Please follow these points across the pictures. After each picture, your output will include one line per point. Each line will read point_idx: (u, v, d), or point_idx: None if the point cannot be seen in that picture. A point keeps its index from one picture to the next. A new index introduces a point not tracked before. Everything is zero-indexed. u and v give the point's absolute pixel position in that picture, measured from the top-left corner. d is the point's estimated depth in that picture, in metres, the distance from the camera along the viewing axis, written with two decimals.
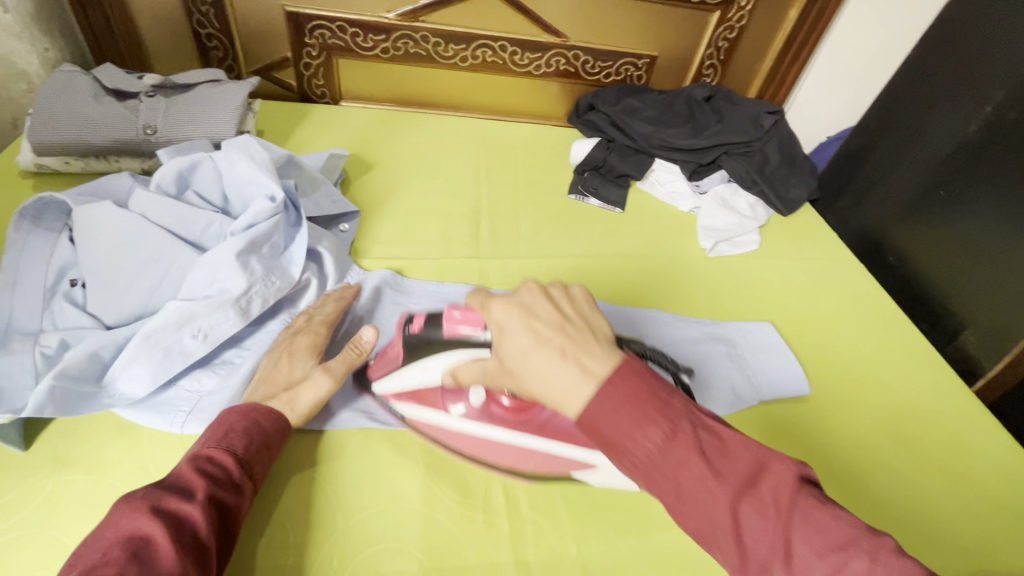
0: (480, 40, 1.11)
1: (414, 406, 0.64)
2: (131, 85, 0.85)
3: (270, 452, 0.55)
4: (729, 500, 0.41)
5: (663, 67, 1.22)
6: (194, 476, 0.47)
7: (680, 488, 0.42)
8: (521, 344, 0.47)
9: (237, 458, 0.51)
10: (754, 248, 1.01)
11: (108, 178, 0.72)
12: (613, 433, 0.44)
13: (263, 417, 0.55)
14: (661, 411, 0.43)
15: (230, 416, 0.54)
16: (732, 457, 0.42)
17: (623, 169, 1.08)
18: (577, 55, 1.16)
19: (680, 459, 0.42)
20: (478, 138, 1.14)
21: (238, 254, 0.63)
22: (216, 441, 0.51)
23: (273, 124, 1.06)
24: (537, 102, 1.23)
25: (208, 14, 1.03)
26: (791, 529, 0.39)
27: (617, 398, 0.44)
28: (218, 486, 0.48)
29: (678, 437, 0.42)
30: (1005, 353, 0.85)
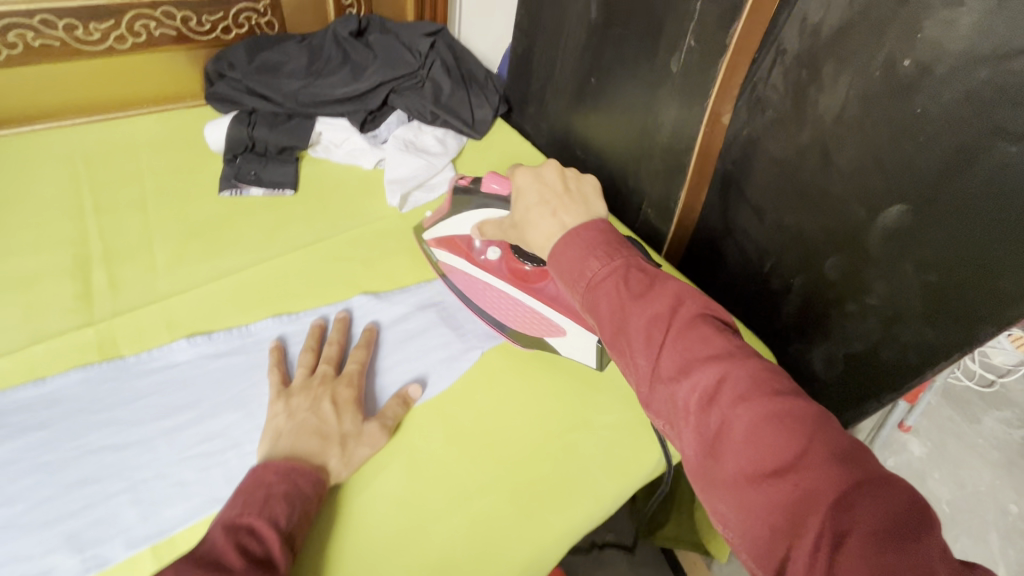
0: (1, 20, 0.79)
1: (447, 251, 0.77)
2: None
3: (310, 517, 0.51)
4: (637, 314, 0.47)
5: (293, 5, 1.02)
6: (231, 552, 0.44)
7: (598, 306, 0.50)
8: (531, 202, 0.61)
9: (279, 530, 0.47)
10: (450, 186, 0.95)
11: None
12: (562, 262, 0.53)
13: (301, 475, 0.52)
14: (601, 249, 0.52)
15: (272, 476, 0.51)
16: (654, 289, 0.49)
17: (281, 141, 0.90)
18: (170, 12, 0.90)
19: (607, 278, 0.50)
20: (73, 156, 0.85)
21: None
22: (257, 508, 0.48)
23: None
24: (150, 84, 0.95)
25: None
26: (680, 341, 0.46)
27: (575, 238, 0.53)
28: (259, 562, 0.45)
29: (608, 268, 0.51)
30: (670, 216, 0.96)
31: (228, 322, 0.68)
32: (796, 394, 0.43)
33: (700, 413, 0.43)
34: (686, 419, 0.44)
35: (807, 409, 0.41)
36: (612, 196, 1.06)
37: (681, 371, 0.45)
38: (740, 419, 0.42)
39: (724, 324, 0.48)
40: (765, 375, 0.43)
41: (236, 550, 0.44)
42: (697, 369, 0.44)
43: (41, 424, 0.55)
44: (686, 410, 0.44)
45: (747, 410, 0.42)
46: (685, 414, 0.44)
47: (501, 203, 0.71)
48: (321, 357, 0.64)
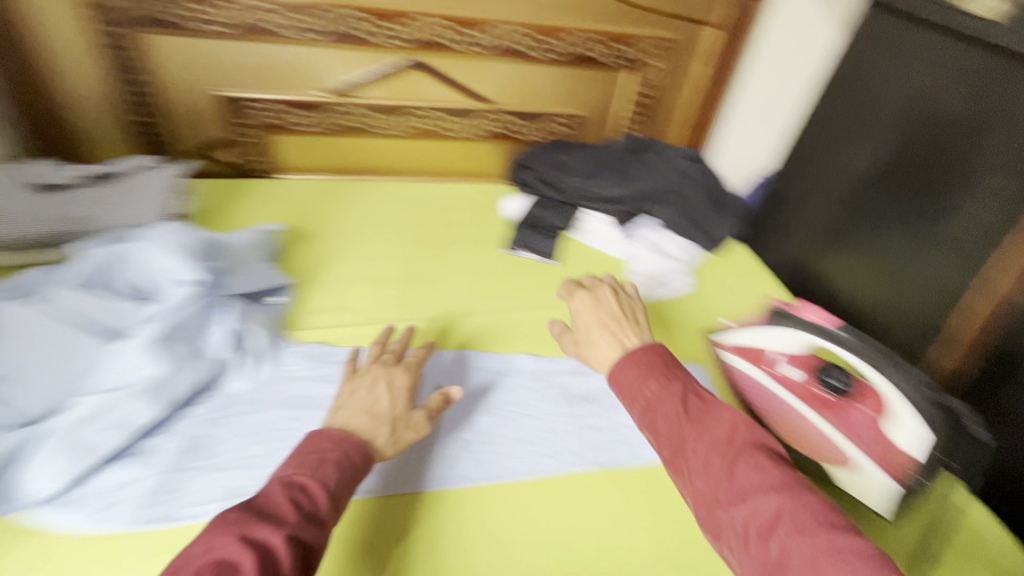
0: (409, 110, 1.15)
1: (738, 357, 0.85)
2: (61, 178, 0.88)
3: (354, 485, 0.55)
4: (694, 436, 0.54)
5: (590, 123, 1.28)
6: (285, 506, 0.48)
7: (659, 426, 0.56)
8: (588, 324, 0.71)
9: (326, 491, 0.51)
10: (684, 291, 1.05)
11: (28, 273, 0.73)
12: (623, 382, 0.60)
13: (348, 446, 0.56)
14: (661, 373, 0.59)
15: (322, 443, 0.55)
16: (711, 413, 0.56)
17: (555, 222, 1.12)
18: (506, 118, 1.22)
19: (663, 401, 0.57)
20: (415, 202, 1.17)
21: (154, 342, 0.65)
22: (310, 469, 0.52)
23: (213, 201, 1.07)
24: (473, 162, 1.29)
25: (147, 102, 1.04)
26: (737, 465, 0.51)
27: (630, 360, 0.61)
28: (306, 517, 0.48)
29: (665, 391, 0.57)
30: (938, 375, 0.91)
31: (493, 348, 0.86)
32: (849, 530, 0.46)
33: (760, 544, 0.47)
34: (744, 545, 0.48)
35: (869, 547, 0.45)
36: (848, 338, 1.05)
37: (733, 494, 0.50)
38: (801, 550, 0.45)
39: (780, 457, 0.53)
40: (818, 508, 0.48)
41: (290, 505, 0.48)
42: (754, 496, 0.49)
43: None
44: (746, 537, 0.48)
45: (806, 542, 0.45)
46: (744, 540, 0.48)
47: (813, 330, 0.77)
48: (384, 349, 0.73)
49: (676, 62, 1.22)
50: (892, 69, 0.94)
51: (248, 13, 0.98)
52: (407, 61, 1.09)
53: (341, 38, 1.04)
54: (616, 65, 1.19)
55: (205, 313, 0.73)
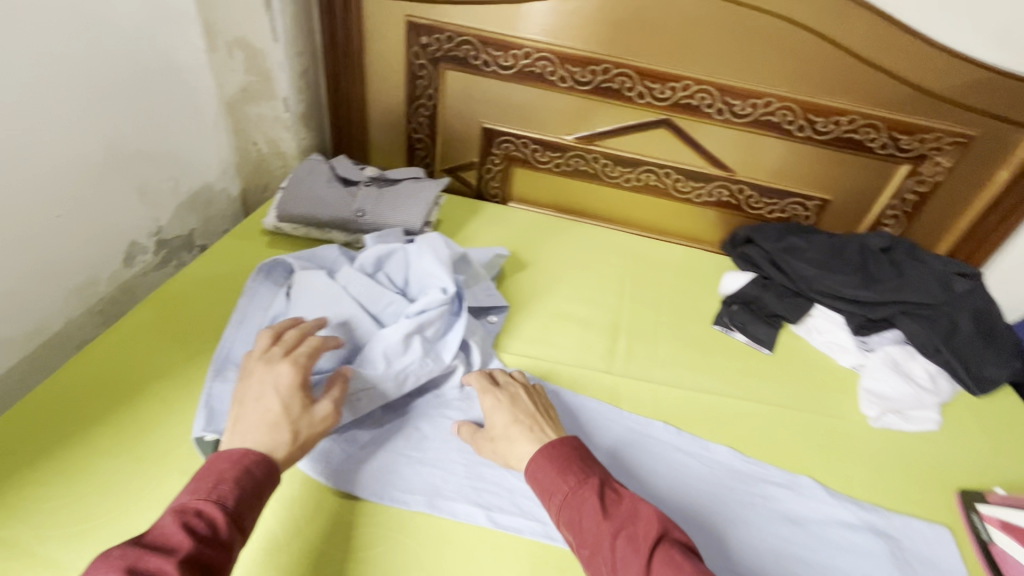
0: (645, 166, 1.17)
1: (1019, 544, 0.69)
2: (355, 176, 1.06)
3: (264, 501, 0.53)
4: (610, 533, 0.54)
5: (836, 210, 1.15)
6: (178, 537, 0.45)
7: (578, 522, 0.56)
8: (505, 420, 0.67)
9: (225, 512, 0.49)
10: (932, 428, 0.87)
11: (320, 249, 0.89)
12: (539, 476, 0.60)
13: (253, 462, 0.53)
14: (577, 465, 0.60)
15: (223, 463, 0.52)
16: (627, 508, 0.56)
17: (776, 309, 1.02)
18: (742, 190, 1.16)
19: (580, 494, 0.57)
20: (626, 253, 1.18)
21: (406, 335, 0.74)
22: (206, 491, 0.49)
23: (451, 215, 1.20)
24: (691, 226, 1.26)
25: (423, 123, 1.22)
26: (653, 565, 0.51)
27: (543, 455, 0.62)
28: (202, 540, 0.46)
29: (581, 484, 0.58)
30: None
31: (693, 430, 0.81)
32: None
33: None
34: None
35: None
36: None
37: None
38: None
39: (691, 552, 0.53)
40: None
41: (182, 532, 0.45)
42: None
43: (568, 425, 0.77)
44: None
45: None
46: None
47: None
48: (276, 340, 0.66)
49: (968, 161, 1.04)
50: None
51: (523, 60, 1.08)
52: (656, 119, 1.11)
53: (601, 91, 1.09)
54: (891, 153, 1.06)
55: (446, 319, 0.80)
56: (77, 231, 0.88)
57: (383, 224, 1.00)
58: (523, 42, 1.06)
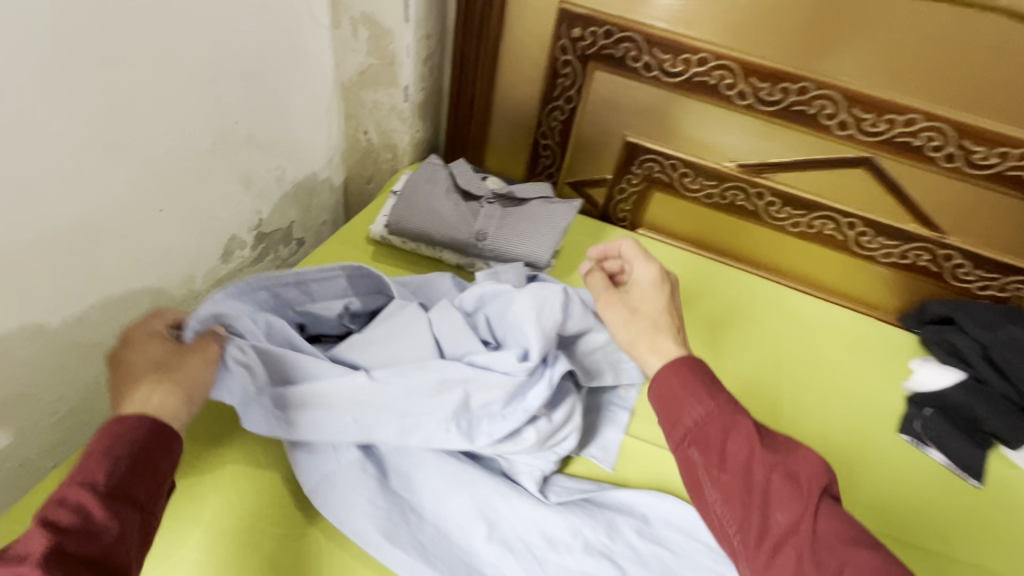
0: (823, 211, 0.95)
1: None
2: (477, 188, 0.91)
3: (157, 471, 0.46)
4: (768, 466, 0.53)
5: None
6: (37, 537, 0.39)
7: (727, 449, 0.54)
8: (652, 304, 0.66)
9: (100, 494, 0.42)
10: None
11: (428, 279, 0.77)
12: (678, 389, 0.57)
13: (132, 430, 0.46)
14: (722, 387, 0.58)
15: (97, 439, 0.45)
16: (785, 448, 0.55)
17: (989, 426, 0.79)
18: (949, 256, 0.92)
19: (733, 420, 0.55)
20: (782, 314, 0.97)
21: (440, 383, 0.59)
22: (76, 472, 0.43)
23: (574, 240, 1.03)
24: (864, 289, 1.02)
25: (555, 129, 1.05)
26: (813, 505, 0.51)
27: (682, 369, 0.58)
28: (73, 529, 0.40)
29: (728, 408, 0.56)
30: None
31: None
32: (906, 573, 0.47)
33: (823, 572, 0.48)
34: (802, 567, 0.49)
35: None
36: None
37: (807, 539, 0.50)
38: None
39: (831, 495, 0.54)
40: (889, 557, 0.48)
41: (42, 527, 0.39)
42: (833, 540, 0.49)
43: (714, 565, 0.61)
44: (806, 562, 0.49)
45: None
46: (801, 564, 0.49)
47: None
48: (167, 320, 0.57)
49: None
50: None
51: (695, 67, 0.88)
52: (855, 157, 0.87)
53: (789, 114, 0.87)
54: None
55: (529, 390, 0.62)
56: (179, 224, 0.80)
57: (505, 252, 0.86)
58: (701, 45, 0.86)
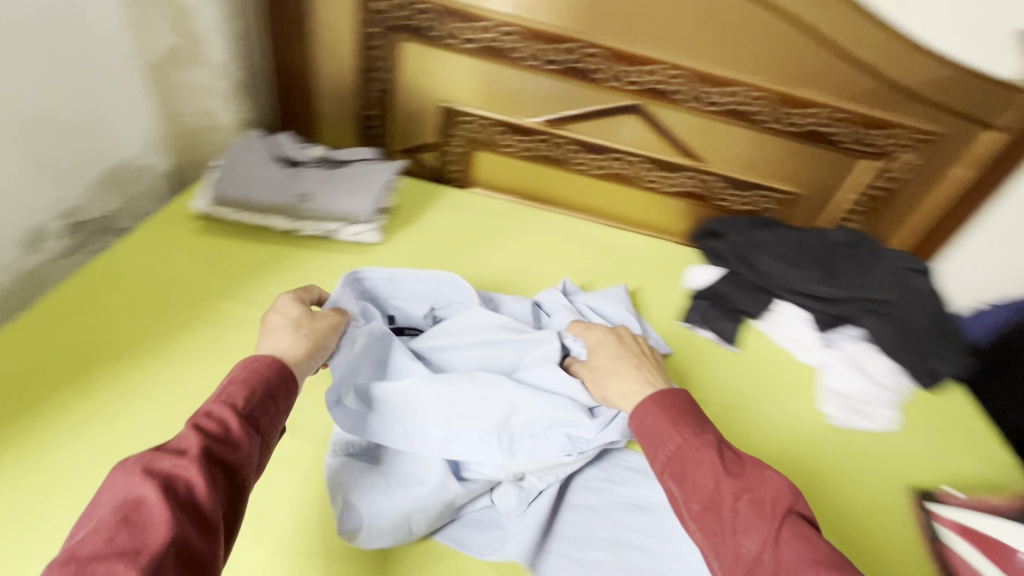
0: (613, 154, 1.12)
1: (968, 542, 0.73)
2: (298, 156, 0.97)
3: (277, 403, 0.54)
4: (733, 492, 0.52)
5: (803, 204, 1.14)
6: (188, 436, 0.47)
7: (688, 474, 0.55)
8: (610, 356, 0.72)
9: (238, 412, 0.50)
10: (889, 427, 0.89)
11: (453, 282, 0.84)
12: (647, 423, 0.60)
13: (270, 364, 0.56)
14: (691, 420, 0.59)
15: (237, 370, 0.54)
16: (751, 473, 0.54)
17: (742, 305, 1.01)
18: (709, 181, 1.13)
19: (695, 448, 0.56)
20: (593, 244, 1.13)
21: (508, 391, 0.70)
22: (216, 393, 0.51)
23: (408, 200, 1.12)
24: (659, 217, 1.22)
25: (377, 99, 1.12)
26: (782, 532, 0.49)
27: (655, 403, 0.61)
28: (213, 436, 0.48)
29: (698, 442, 0.56)
30: None
31: None
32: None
33: None
34: None
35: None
36: None
37: (773, 567, 0.47)
38: None
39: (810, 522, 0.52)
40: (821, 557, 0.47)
41: (192, 428, 0.48)
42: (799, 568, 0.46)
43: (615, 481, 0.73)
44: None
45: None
46: None
47: None
48: (300, 298, 0.71)
49: (928, 159, 1.05)
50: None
51: (487, 35, 1.00)
52: (625, 104, 1.05)
53: (568, 71, 1.03)
54: (858, 149, 1.05)
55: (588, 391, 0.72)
56: None
57: (330, 212, 0.93)
58: (487, 15, 0.98)
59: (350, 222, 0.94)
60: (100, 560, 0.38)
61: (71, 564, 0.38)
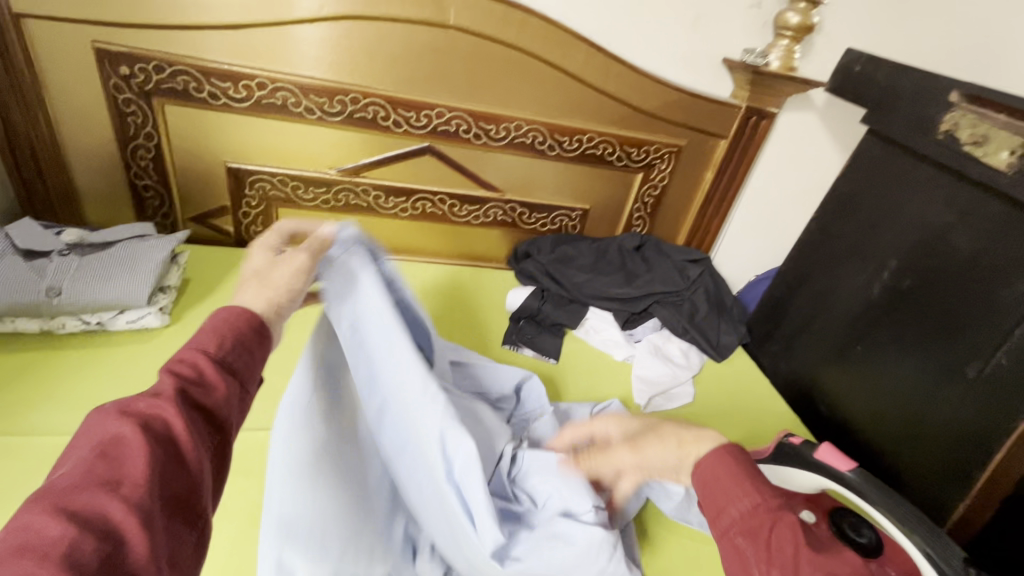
0: (419, 194, 1.15)
1: None
2: (44, 244, 0.83)
3: (256, 351, 0.46)
4: (811, 560, 0.47)
5: (597, 216, 1.27)
6: (166, 381, 0.39)
7: (769, 537, 0.49)
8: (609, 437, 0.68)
9: (215, 355, 0.43)
10: (689, 401, 1.01)
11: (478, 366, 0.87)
12: (717, 479, 0.54)
13: (239, 317, 0.46)
14: (756, 482, 0.53)
15: (216, 315, 0.46)
16: (832, 548, 0.51)
17: (557, 318, 1.09)
18: (514, 208, 1.21)
19: (783, 510, 0.50)
20: (415, 284, 1.14)
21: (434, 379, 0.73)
22: (196, 338, 0.43)
23: (203, 271, 1.02)
24: (478, 247, 1.27)
25: (147, 168, 1.02)
26: None
27: (728, 459, 0.55)
28: (187, 386, 0.40)
29: (778, 502, 0.51)
30: (951, 517, 0.84)
31: None
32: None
33: None
34: None
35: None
36: (857, 453, 1.00)
37: None
38: None
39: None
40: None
41: (170, 375, 0.40)
42: None
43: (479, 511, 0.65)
44: None
45: None
46: None
47: (827, 476, 0.73)
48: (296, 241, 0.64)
49: (682, 166, 1.23)
50: (885, 193, 0.98)
51: (259, 91, 0.97)
52: (418, 146, 1.09)
53: (353, 121, 1.03)
54: (626, 164, 1.20)
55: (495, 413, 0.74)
56: None
57: (92, 302, 0.81)
58: (253, 72, 0.95)
59: (124, 308, 0.84)
60: (82, 497, 0.32)
61: (46, 501, 0.32)
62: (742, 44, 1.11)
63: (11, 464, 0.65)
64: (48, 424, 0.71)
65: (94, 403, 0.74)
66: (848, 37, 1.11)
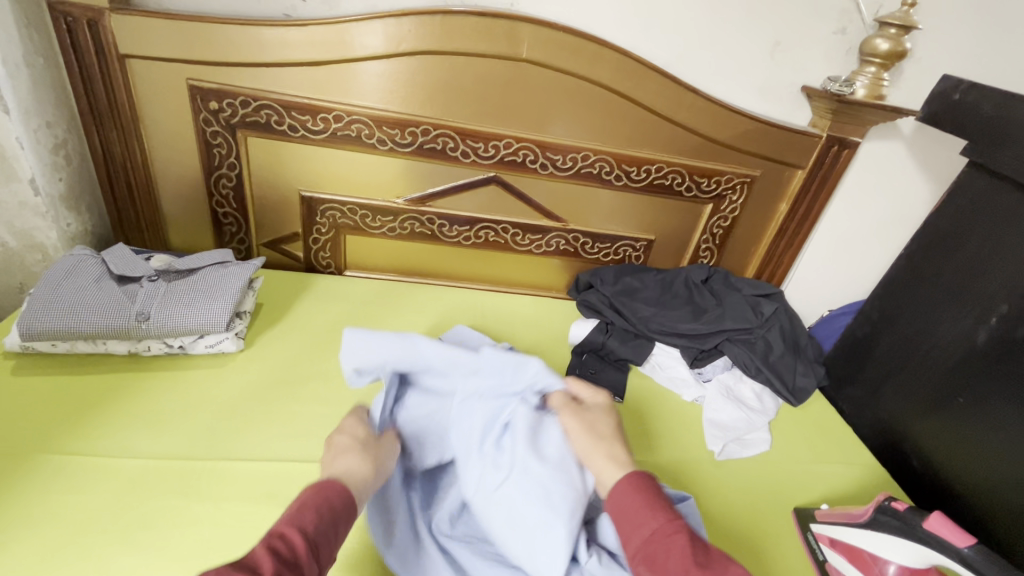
0: (483, 223, 1.15)
1: (845, 559, 0.74)
2: (137, 270, 0.88)
3: (333, 534, 0.53)
4: None
5: (662, 246, 1.24)
6: (263, 554, 0.46)
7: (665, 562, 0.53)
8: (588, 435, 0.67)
9: (305, 534, 0.50)
10: (765, 449, 0.94)
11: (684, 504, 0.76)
12: (622, 503, 0.59)
13: (329, 495, 0.55)
14: (660, 509, 0.58)
15: (306, 493, 0.55)
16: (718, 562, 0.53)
17: (621, 353, 1.05)
18: (577, 237, 1.19)
19: (669, 535, 0.55)
20: (478, 313, 1.13)
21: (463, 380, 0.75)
22: (291, 518, 0.51)
23: (275, 296, 1.05)
24: (539, 277, 1.26)
25: (228, 196, 1.07)
26: None
27: (633, 484, 0.60)
28: (286, 562, 0.47)
29: (673, 527, 0.56)
30: None
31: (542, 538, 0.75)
32: None
33: None
34: None
35: None
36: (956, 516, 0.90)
37: None
38: None
39: None
40: None
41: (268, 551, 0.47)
42: None
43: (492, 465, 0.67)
44: None
45: None
46: None
47: (944, 552, 0.66)
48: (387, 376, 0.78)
49: (755, 197, 1.18)
50: (991, 231, 0.90)
51: (337, 124, 1.00)
52: (485, 176, 1.09)
53: (423, 152, 1.05)
54: (696, 195, 1.16)
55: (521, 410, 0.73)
56: None
57: (176, 327, 0.84)
58: (331, 105, 0.98)
59: (204, 334, 0.87)
60: None
61: None
62: (824, 72, 1.06)
63: (99, 487, 0.67)
64: (132, 448, 0.73)
65: (173, 427, 0.76)
66: (942, 63, 1.04)
